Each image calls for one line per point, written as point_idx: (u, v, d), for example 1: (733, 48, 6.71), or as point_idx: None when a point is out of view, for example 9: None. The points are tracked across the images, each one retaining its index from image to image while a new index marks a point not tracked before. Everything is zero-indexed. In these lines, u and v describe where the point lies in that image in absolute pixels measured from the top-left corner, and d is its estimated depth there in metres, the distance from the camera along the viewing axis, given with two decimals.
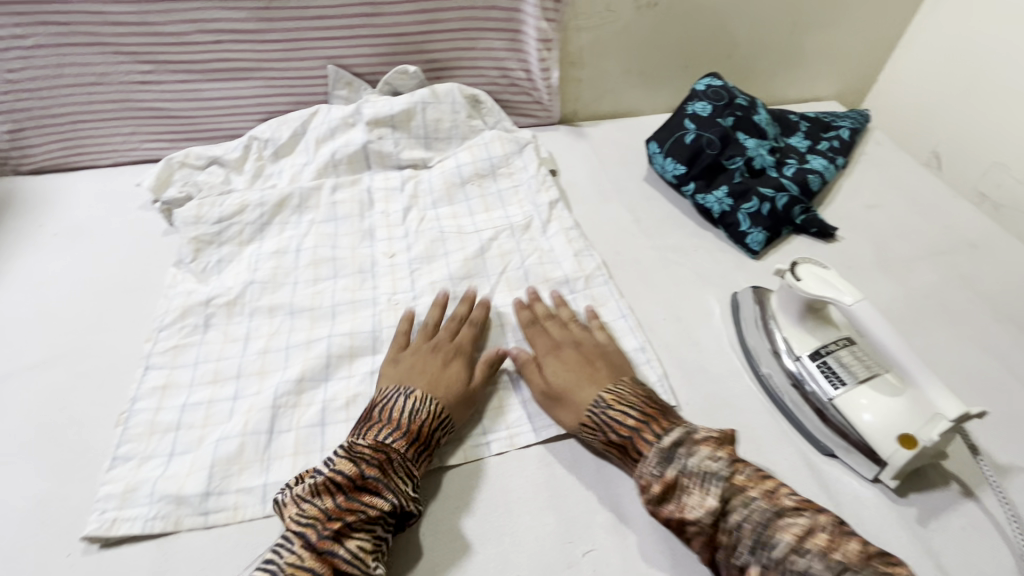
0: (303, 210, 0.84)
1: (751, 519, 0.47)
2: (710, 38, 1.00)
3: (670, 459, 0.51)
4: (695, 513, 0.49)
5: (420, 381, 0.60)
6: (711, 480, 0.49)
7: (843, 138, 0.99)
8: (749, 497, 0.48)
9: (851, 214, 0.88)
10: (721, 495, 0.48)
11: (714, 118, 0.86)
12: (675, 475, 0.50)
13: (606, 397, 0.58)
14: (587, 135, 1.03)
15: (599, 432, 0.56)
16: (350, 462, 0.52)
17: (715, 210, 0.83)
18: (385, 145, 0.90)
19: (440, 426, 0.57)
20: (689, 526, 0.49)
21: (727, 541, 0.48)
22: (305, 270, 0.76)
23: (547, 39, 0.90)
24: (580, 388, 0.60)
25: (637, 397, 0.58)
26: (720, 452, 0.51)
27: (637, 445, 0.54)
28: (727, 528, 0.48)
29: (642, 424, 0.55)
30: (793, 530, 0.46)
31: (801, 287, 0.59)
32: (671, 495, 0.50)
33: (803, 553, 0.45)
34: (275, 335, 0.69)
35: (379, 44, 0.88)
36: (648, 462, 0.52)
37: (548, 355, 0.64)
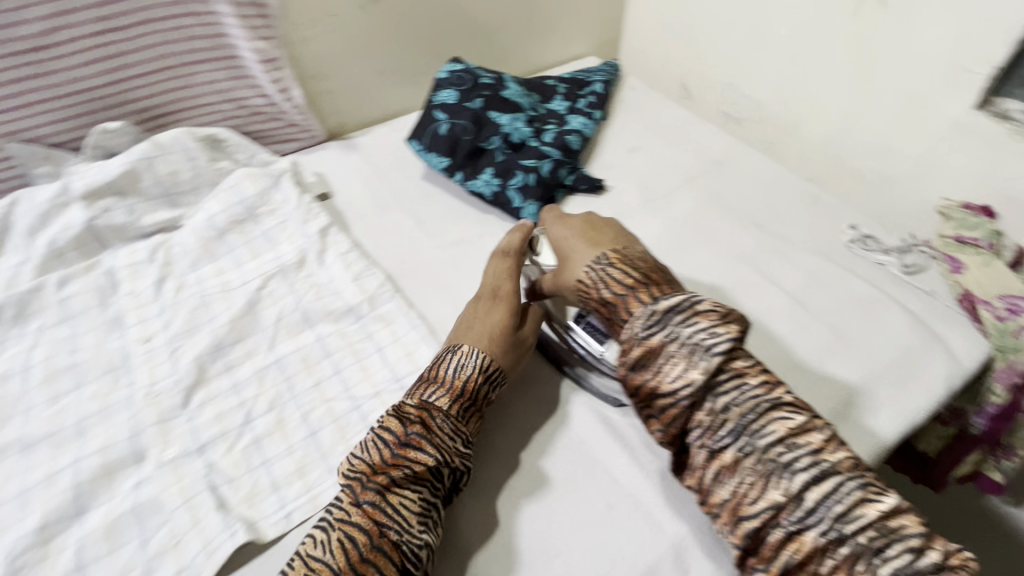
0: (26, 319, 0.70)
1: (743, 405, 0.49)
2: (449, 22, 0.99)
3: (662, 325, 0.52)
4: (676, 385, 0.50)
5: (478, 335, 0.59)
6: (702, 353, 0.49)
7: (599, 91, 1.03)
8: (746, 384, 0.49)
9: (615, 163, 0.93)
10: (708, 371, 0.49)
11: (462, 104, 0.85)
12: (663, 343, 0.51)
13: (609, 257, 0.58)
14: (357, 147, 0.98)
15: (591, 292, 0.58)
16: (397, 422, 0.53)
17: (487, 194, 0.83)
18: (115, 217, 0.78)
19: (490, 378, 0.57)
20: (662, 398, 0.51)
21: (705, 422, 0.49)
22: (39, 390, 0.64)
23: (270, 59, 0.84)
24: (580, 250, 0.62)
25: (643, 264, 0.58)
26: (720, 327, 0.50)
27: (629, 305, 0.54)
28: (710, 409, 0.49)
29: (639, 285, 0.55)
30: (787, 425, 0.47)
31: (541, 261, 0.69)
32: (650, 363, 0.51)
33: (791, 449, 0.47)
34: (6, 483, 0.57)
35: (67, 105, 0.75)
36: (635, 325, 0.53)
37: (556, 229, 0.66)
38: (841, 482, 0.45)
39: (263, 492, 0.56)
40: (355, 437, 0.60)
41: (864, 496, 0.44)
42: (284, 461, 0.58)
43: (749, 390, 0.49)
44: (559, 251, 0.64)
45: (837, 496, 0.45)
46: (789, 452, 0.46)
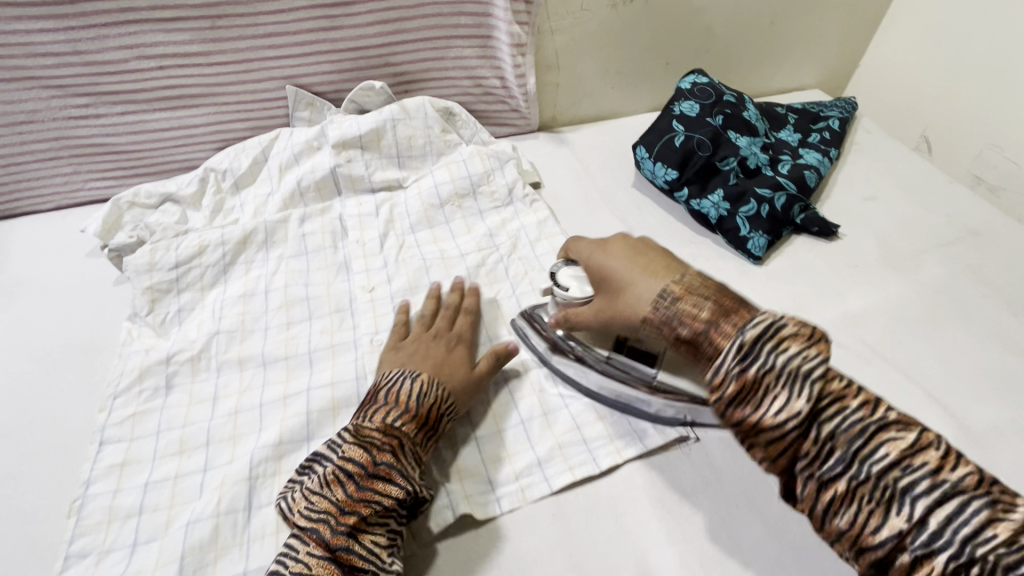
0: (270, 245, 0.77)
1: (848, 430, 0.39)
2: (689, 32, 0.96)
3: (753, 356, 0.40)
4: (781, 419, 0.39)
5: (423, 365, 0.58)
6: (804, 380, 0.39)
7: (834, 129, 0.95)
8: (846, 407, 0.39)
9: (850, 209, 0.85)
10: (813, 398, 0.39)
11: (702, 118, 0.81)
12: (759, 376, 0.40)
13: (671, 288, 0.47)
14: (569, 142, 0.98)
15: (667, 329, 0.46)
16: (360, 450, 0.49)
17: (712, 216, 0.78)
18: (355, 168, 0.82)
19: (444, 412, 0.55)
20: (766, 432, 0.40)
21: (812, 454, 0.39)
22: (275, 313, 0.70)
23: (520, 44, 0.84)
24: (643, 281, 0.49)
25: (709, 285, 0.46)
26: (814, 348, 0.40)
27: (713, 341, 0.43)
28: (815, 438, 0.39)
29: (717, 317, 0.43)
30: (898, 446, 0.38)
31: (568, 295, 0.58)
32: (750, 398, 0.40)
33: (908, 471, 0.37)
34: (246, 392, 0.62)
35: (340, 60, 0.81)
36: (724, 358, 0.41)
37: (596, 253, 0.55)
38: (967, 501, 0.36)
39: (474, 468, 0.57)
40: (564, 434, 0.60)
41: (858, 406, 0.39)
42: (494, 441, 0.59)
43: (767, 318, 0.42)
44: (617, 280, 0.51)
45: (856, 417, 0.39)
46: (806, 364, 0.39)
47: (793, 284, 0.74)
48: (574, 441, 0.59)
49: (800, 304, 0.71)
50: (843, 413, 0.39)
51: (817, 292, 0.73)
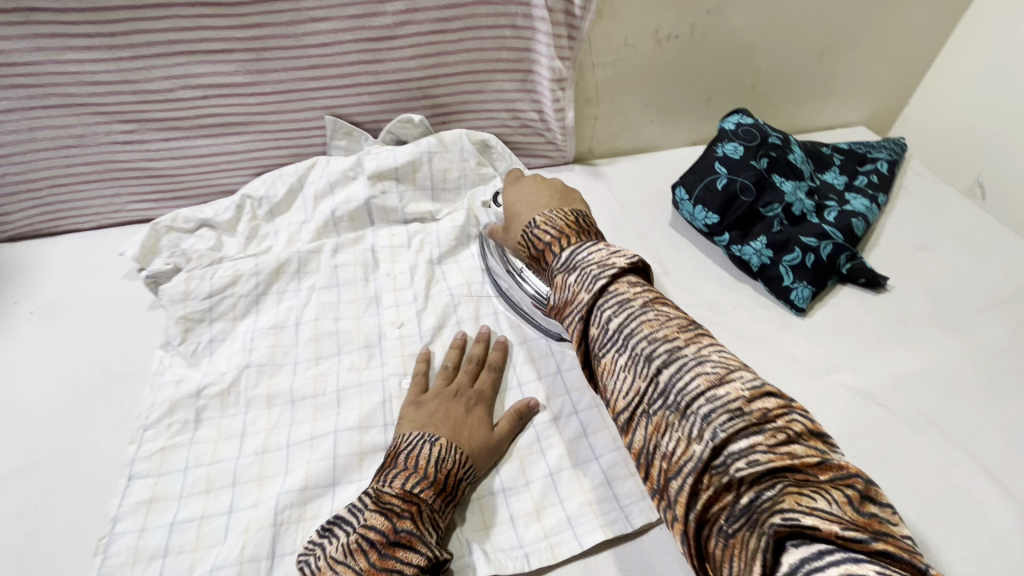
0: (302, 276, 0.77)
1: (625, 319, 0.49)
2: (733, 68, 0.94)
3: (568, 262, 0.55)
4: (574, 308, 0.52)
5: (443, 429, 0.56)
6: (597, 278, 0.52)
7: (883, 172, 0.91)
8: (628, 303, 0.50)
9: (899, 259, 0.81)
10: (597, 293, 0.51)
11: (747, 161, 0.79)
12: (568, 280, 0.54)
13: (537, 219, 0.61)
14: (604, 176, 0.96)
15: (529, 246, 0.62)
16: (382, 517, 0.48)
17: (753, 263, 0.76)
18: (389, 199, 0.82)
19: (464, 475, 0.54)
20: (569, 320, 0.53)
21: (597, 337, 0.50)
22: (305, 347, 0.69)
23: (561, 79, 0.83)
24: (526, 211, 0.65)
25: (566, 218, 0.60)
26: (614, 261, 0.53)
27: (547, 256, 0.58)
28: (600, 325, 0.50)
29: (557, 237, 0.58)
30: (707, 378, 0.44)
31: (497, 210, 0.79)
32: (563, 295, 0.54)
33: (709, 400, 0.43)
34: (274, 431, 0.62)
35: (380, 91, 0.81)
36: (556, 263, 0.56)
37: (511, 185, 0.70)
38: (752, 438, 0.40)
39: (503, 523, 0.55)
40: (596, 491, 0.57)
41: (746, 410, 0.41)
42: (522, 497, 0.57)
43: (586, 245, 0.56)
44: (512, 210, 0.67)
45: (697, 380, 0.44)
46: (601, 270, 0.52)
47: (836, 338, 0.71)
48: (605, 499, 0.57)
49: (846, 361, 0.69)
50: (670, 351, 0.46)
51: (863, 349, 0.70)
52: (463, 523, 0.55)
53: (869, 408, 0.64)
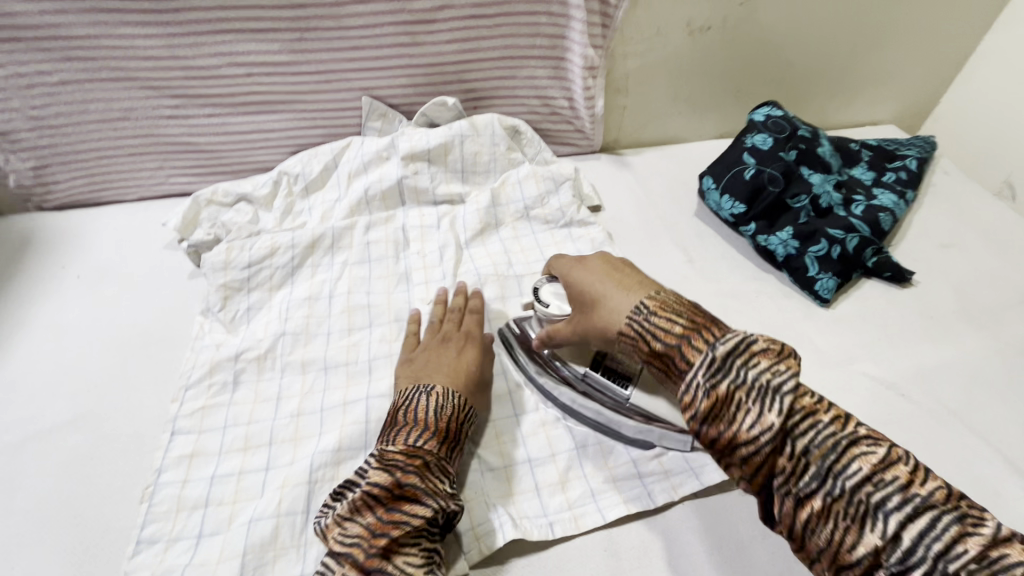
0: (335, 250, 0.79)
1: (822, 445, 0.39)
2: (764, 61, 0.94)
3: (724, 369, 0.41)
4: (754, 433, 0.39)
5: (439, 377, 0.59)
6: (774, 396, 0.39)
7: (911, 169, 0.91)
8: (819, 421, 0.39)
9: (925, 255, 0.81)
10: (786, 413, 0.39)
11: (776, 152, 0.79)
12: (730, 392, 0.40)
13: (648, 304, 0.48)
14: (631, 165, 0.97)
15: (641, 343, 0.47)
16: (384, 474, 0.50)
17: (778, 253, 0.77)
18: (420, 180, 0.84)
19: (464, 414, 0.57)
20: (741, 449, 0.40)
21: (790, 470, 0.39)
22: (338, 318, 0.72)
23: (593, 67, 0.84)
24: (617, 295, 0.51)
25: (685, 305, 0.47)
26: (782, 364, 0.41)
27: (687, 354, 0.43)
28: (791, 454, 0.39)
29: (691, 331, 0.44)
30: (869, 462, 0.38)
31: (549, 311, 0.59)
32: (723, 415, 0.40)
33: (879, 487, 0.37)
34: (308, 395, 0.64)
35: (415, 75, 0.83)
36: (697, 372, 0.42)
37: (576, 266, 0.57)
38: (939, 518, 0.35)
39: (527, 492, 0.58)
40: (618, 466, 0.59)
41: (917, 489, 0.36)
42: (548, 467, 0.59)
43: (738, 339, 0.42)
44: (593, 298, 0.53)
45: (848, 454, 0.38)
46: (776, 379, 0.40)
47: (860, 330, 0.72)
48: (628, 475, 0.58)
49: (869, 352, 0.69)
50: (816, 428, 0.39)
51: (886, 341, 0.71)
52: (488, 490, 0.57)
53: (892, 397, 0.65)
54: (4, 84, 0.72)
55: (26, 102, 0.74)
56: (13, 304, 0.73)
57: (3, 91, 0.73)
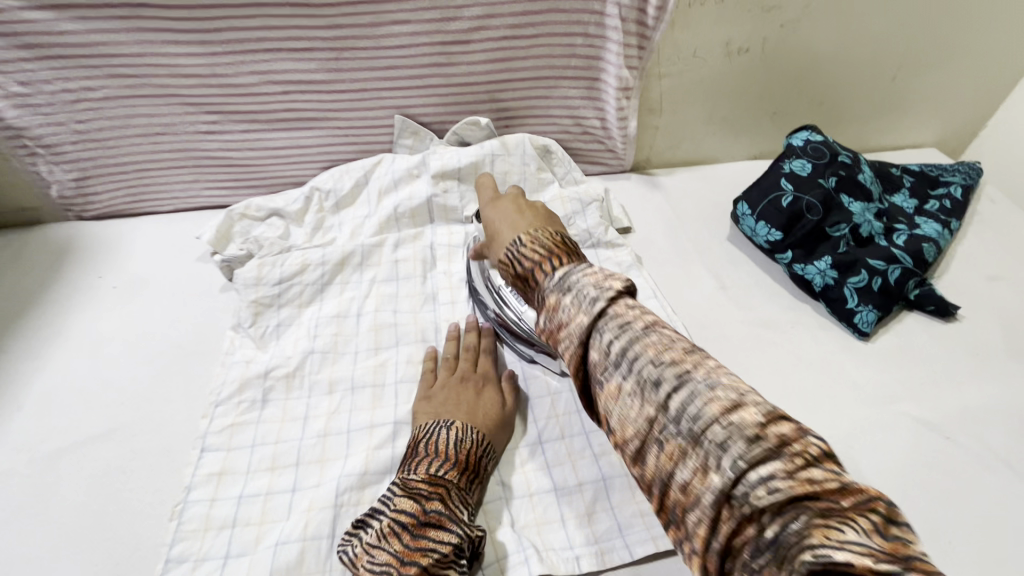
0: (364, 267, 0.79)
1: (626, 341, 0.41)
2: (802, 83, 0.92)
3: (558, 282, 0.45)
4: (567, 331, 0.44)
5: (456, 413, 0.59)
6: (590, 300, 0.43)
7: (955, 197, 0.88)
8: (628, 324, 0.42)
9: (969, 288, 0.78)
10: (597, 313, 0.43)
11: (814, 178, 0.77)
12: (559, 301, 0.45)
13: (522, 237, 0.51)
14: (662, 186, 0.96)
15: (510, 268, 0.51)
16: (411, 501, 0.50)
17: (816, 283, 0.74)
18: (450, 199, 0.84)
19: (484, 452, 0.57)
20: (563, 347, 0.44)
21: (597, 363, 0.42)
22: (366, 337, 0.72)
23: (627, 87, 0.83)
24: (506, 232, 0.55)
25: (556, 237, 0.51)
26: (608, 280, 0.45)
27: (535, 275, 0.48)
28: (599, 349, 0.42)
29: (548, 256, 0.48)
30: (715, 395, 0.37)
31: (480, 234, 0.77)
32: (551, 320, 0.45)
33: (724, 429, 0.36)
34: (335, 415, 0.64)
35: (448, 93, 0.83)
36: (544, 284, 0.47)
37: (488, 207, 0.61)
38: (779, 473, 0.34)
39: (553, 524, 0.56)
40: (648, 502, 0.57)
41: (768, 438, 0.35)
42: (575, 499, 0.58)
43: (580, 265, 0.47)
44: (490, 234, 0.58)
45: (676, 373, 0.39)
46: (597, 291, 0.43)
47: (901, 366, 0.69)
48: None
49: (910, 390, 0.67)
50: (624, 328, 0.42)
51: (930, 379, 0.68)
52: (513, 521, 0.56)
53: (935, 440, 0.62)
54: (51, 99, 0.74)
55: (71, 116, 0.76)
56: (51, 313, 0.75)
57: (50, 106, 0.75)
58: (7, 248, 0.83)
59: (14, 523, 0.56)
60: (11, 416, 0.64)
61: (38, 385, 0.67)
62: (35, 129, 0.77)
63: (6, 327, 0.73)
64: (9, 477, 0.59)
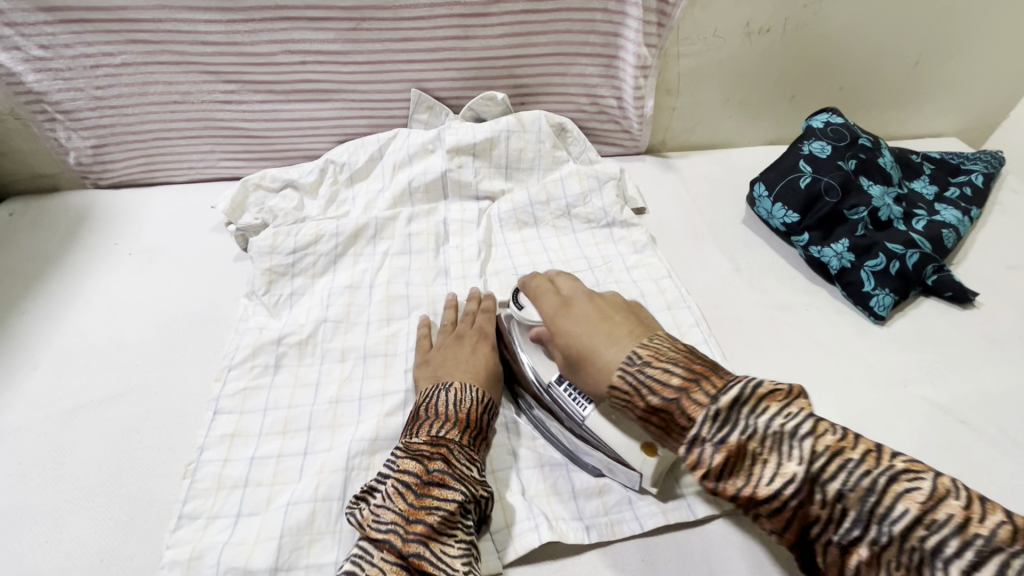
0: (378, 240, 0.79)
1: (855, 486, 0.35)
2: (823, 66, 0.91)
3: (731, 422, 0.38)
4: (776, 485, 0.37)
5: (460, 374, 0.59)
6: (790, 441, 0.37)
7: (977, 184, 0.86)
8: (848, 460, 0.35)
9: (988, 276, 0.77)
10: (807, 460, 0.36)
11: (834, 161, 0.77)
12: (742, 444, 0.38)
13: (641, 352, 0.45)
14: (676, 168, 0.95)
15: (635, 398, 0.44)
16: (414, 462, 0.50)
17: (832, 266, 0.74)
18: (464, 174, 0.84)
19: (487, 411, 0.57)
20: (766, 504, 0.37)
21: (816, 513, 0.36)
22: (378, 308, 0.72)
23: (646, 66, 0.82)
24: (606, 346, 0.48)
25: (676, 348, 0.45)
26: (790, 408, 0.38)
27: (687, 410, 0.40)
28: (823, 501, 0.36)
29: (689, 383, 0.41)
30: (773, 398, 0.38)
31: (523, 314, 0.59)
32: (738, 467, 0.38)
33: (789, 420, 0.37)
34: (347, 382, 0.64)
35: (466, 68, 0.83)
36: (706, 428, 0.39)
37: (562, 314, 0.54)
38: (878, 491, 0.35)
39: (562, 493, 0.56)
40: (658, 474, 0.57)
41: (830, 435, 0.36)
42: (584, 470, 0.58)
43: (739, 381, 0.40)
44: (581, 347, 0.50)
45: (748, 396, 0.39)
46: (789, 424, 0.37)
47: (916, 350, 0.68)
48: (668, 484, 0.56)
49: (925, 374, 0.66)
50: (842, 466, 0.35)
51: (944, 363, 0.67)
52: (522, 489, 0.57)
53: (951, 424, 0.62)
54: (71, 64, 0.75)
55: (90, 82, 0.77)
56: (68, 277, 0.76)
57: (70, 71, 0.75)
58: (26, 213, 0.84)
59: (32, 476, 0.56)
60: (29, 373, 0.65)
61: (56, 345, 0.68)
62: (55, 94, 0.77)
63: (24, 289, 0.74)
64: (26, 431, 0.60)
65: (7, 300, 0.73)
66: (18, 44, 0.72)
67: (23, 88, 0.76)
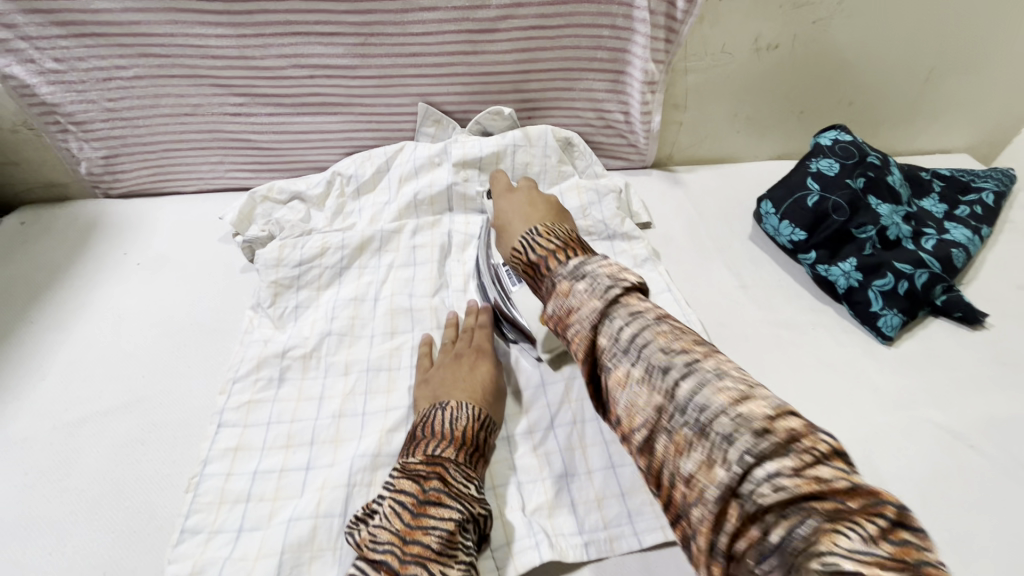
0: (382, 253, 0.79)
1: (634, 326, 0.44)
2: (831, 82, 0.91)
3: (574, 270, 0.49)
4: (578, 318, 0.46)
5: (451, 394, 0.58)
6: (603, 286, 0.46)
7: (988, 203, 0.85)
8: (639, 313, 0.45)
9: (998, 296, 0.76)
10: (610, 300, 0.46)
11: (842, 179, 0.76)
12: (571, 286, 0.48)
13: (540, 228, 0.56)
14: (683, 183, 0.95)
15: (524, 254, 0.55)
16: (411, 481, 0.50)
17: (840, 285, 0.73)
18: (470, 187, 0.84)
19: (485, 426, 0.56)
20: (570, 327, 0.47)
21: (604, 347, 0.45)
22: (381, 321, 0.72)
23: (653, 81, 0.82)
24: (518, 222, 0.62)
25: (569, 233, 0.56)
26: (625, 275, 0.47)
27: (547, 263, 0.52)
28: (608, 333, 0.45)
29: (561, 249, 0.52)
30: (727, 393, 0.38)
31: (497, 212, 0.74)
32: (563, 304, 0.48)
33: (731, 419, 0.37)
34: (350, 397, 0.64)
35: (473, 83, 0.83)
36: (560, 272, 0.50)
37: (506, 199, 0.69)
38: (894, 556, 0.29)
39: (562, 508, 0.56)
40: None
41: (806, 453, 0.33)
42: (584, 486, 0.58)
43: (594, 257, 0.50)
44: (500, 222, 0.65)
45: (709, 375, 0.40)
46: (612, 280, 0.47)
47: (925, 373, 0.68)
48: None
49: (934, 397, 0.65)
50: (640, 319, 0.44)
51: (954, 387, 0.66)
52: (521, 505, 0.56)
53: (960, 449, 0.61)
54: (84, 76, 0.76)
55: (103, 94, 0.78)
56: (76, 287, 0.77)
57: (83, 83, 0.76)
58: (38, 222, 0.85)
59: (36, 487, 0.57)
60: (36, 384, 0.66)
61: (63, 355, 0.69)
62: (68, 105, 0.78)
63: (33, 299, 0.75)
64: (32, 442, 0.60)
65: (16, 310, 0.73)
66: (33, 57, 0.73)
67: (37, 100, 0.77)
